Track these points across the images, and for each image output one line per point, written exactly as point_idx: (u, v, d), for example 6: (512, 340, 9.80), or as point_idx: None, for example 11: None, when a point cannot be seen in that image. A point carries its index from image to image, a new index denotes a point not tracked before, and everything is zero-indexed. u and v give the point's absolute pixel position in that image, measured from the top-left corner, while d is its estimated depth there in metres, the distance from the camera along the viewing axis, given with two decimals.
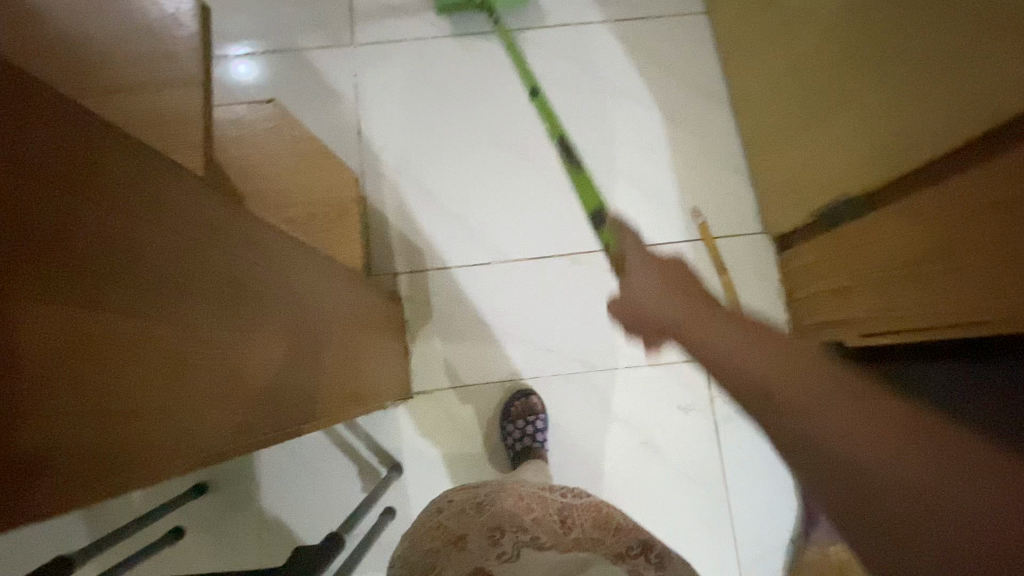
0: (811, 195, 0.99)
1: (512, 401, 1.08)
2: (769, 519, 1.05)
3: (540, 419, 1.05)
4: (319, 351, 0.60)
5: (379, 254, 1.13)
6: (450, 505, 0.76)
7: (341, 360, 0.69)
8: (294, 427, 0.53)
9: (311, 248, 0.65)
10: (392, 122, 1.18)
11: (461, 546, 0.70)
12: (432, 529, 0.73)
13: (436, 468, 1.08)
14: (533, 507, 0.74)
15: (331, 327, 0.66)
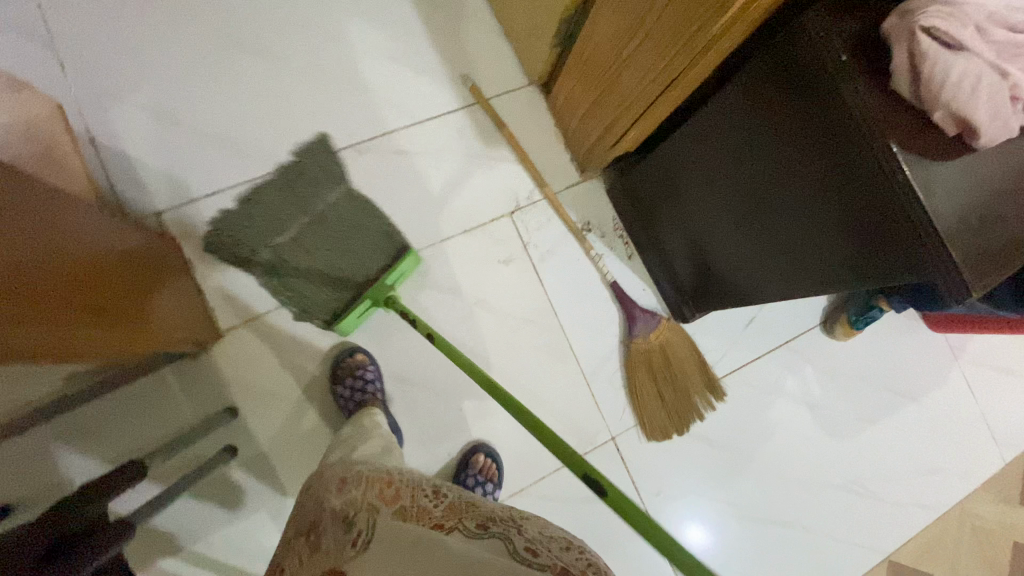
0: (545, 28, 1.06)
1: (338, 361, 1.04)
2: (599, 331, 1.17)
3: (370, 370, 1.02)
4: (60, 283, 0.61)
5: (136, 195, 1.00)
6: (317, 498, 0.69)
7: (98, 293, 0.69)
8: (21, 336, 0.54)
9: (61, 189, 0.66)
10: (104, 51, 1.03)
11: (316, 545, 0.60)
12: (288, 531, 0.66)
13: (272, 398, 1.01)
14: (401, 491, 0.64)
15: (95, 273, 0.69)
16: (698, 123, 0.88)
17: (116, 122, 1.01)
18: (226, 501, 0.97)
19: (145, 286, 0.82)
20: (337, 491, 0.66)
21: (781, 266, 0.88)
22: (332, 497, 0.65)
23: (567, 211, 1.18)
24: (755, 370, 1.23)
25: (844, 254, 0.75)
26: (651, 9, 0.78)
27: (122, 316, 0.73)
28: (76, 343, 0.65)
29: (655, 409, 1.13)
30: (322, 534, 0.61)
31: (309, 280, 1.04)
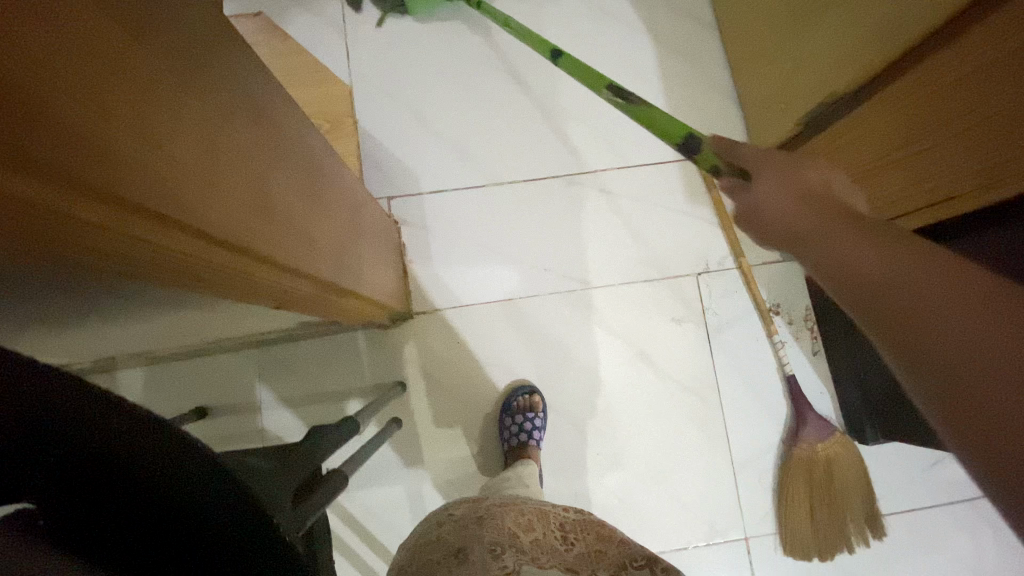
0: (795, 106, 1.02)
1: (511, 397, 1.07)
2: (759, 421, 1.10)
3: (540, 418, 1.05)
4: (323, 237, 0.66)
5: (376, 176, 1.13)
6: (454, 527, 0.79)
7: (340, 251, 0.74)
8: (296, 284, 0.59)
9: (321, 149, 0.72)
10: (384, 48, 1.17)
11: (464, 559, 0.72)
12: (433, 552, 0.75)
13: (435, 388, 1.09)
14: (535, 525, 0.81)
15: (338, 233, 0.74)
16: None
17: (376, 110, 1.15)
18: (375, 467, 1.06)
19: (361, 254, 0.89)
20: (478, 523, 0.79)
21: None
22: (479, 529, 0.78)
23: (758, 289, 1.13)
24: (925, 518, 1.09)
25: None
26: (960, 123, 0.71)
27: (349, 281, 0.77)
28: (318, 297, 0.69)
29: (803, 525, 1.04)
30: (472, 552, 0.73)
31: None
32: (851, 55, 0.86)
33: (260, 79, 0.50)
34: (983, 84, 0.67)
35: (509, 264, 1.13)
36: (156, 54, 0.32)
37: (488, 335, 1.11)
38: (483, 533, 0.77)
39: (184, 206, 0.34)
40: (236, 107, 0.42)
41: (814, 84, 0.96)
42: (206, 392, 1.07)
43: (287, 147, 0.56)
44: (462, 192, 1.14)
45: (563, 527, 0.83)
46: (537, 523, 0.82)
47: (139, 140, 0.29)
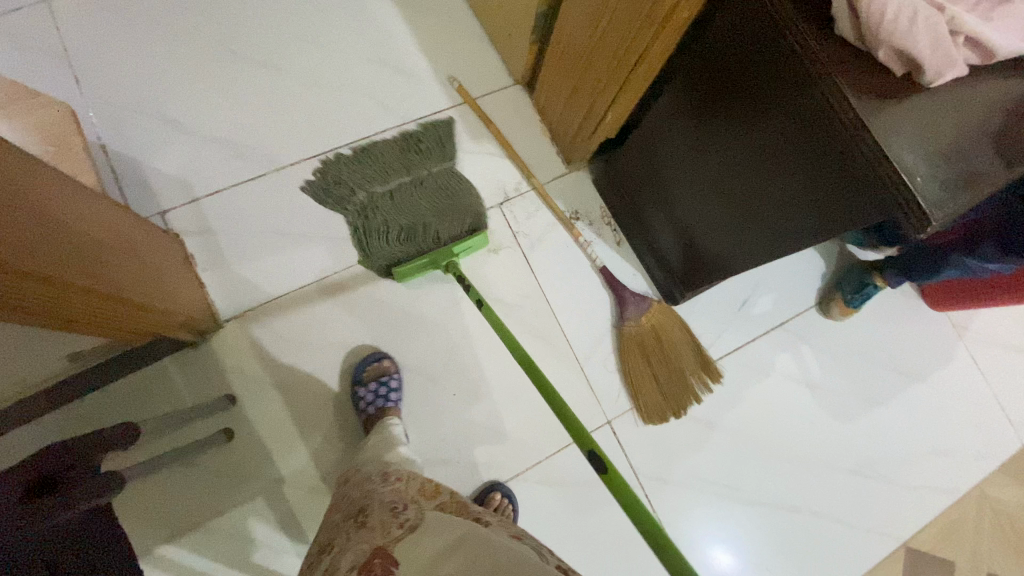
0: (524, 27, 1.11)
1: (362, 365, 1.07)
2: (589, 317, 1.18)
3: (394, 379, 1.05)
4: (71, 243, 0.64)
5: (143, 195, 1.06)
6: (361, 483, 0.78)
7: (105, 261, 0.72)
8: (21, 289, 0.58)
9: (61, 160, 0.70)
10: (119, 66, 1.10)
11: (364, 523, 0.67)
12: (339, 512, 0.74)
13: (269, 387, 1.04)
14: (443, 491, 0.74)
15: (102, 243, 0.72)
16: (669, 97, 0.92)
17: (126, 129, 1.08)
18: (222, 488, 0.98)
19: (146, 265, 0.85)
20: (383, 478, 0.76)
21: (763, 233, 0.88)
22: (382, 487, 0.74)
23: (554, 200, 1.22)
24: (753, 353, 1.22)
25: (817, 209, 0.75)
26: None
27: (117, 288, 0.74)
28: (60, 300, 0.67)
29: (652, 394, 1.12)
30: (372, 513, 0.68)
31: (386, 243, 1.13)
32: None
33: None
34: None
35: (315, 244, 1.11)
36: None
37: (313, 319, 1.08)
38: (386, 490, 0.73)
39: None
40: None
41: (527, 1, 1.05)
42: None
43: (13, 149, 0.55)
44: (244, 187, 1.10)
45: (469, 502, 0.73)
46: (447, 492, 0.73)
47: None
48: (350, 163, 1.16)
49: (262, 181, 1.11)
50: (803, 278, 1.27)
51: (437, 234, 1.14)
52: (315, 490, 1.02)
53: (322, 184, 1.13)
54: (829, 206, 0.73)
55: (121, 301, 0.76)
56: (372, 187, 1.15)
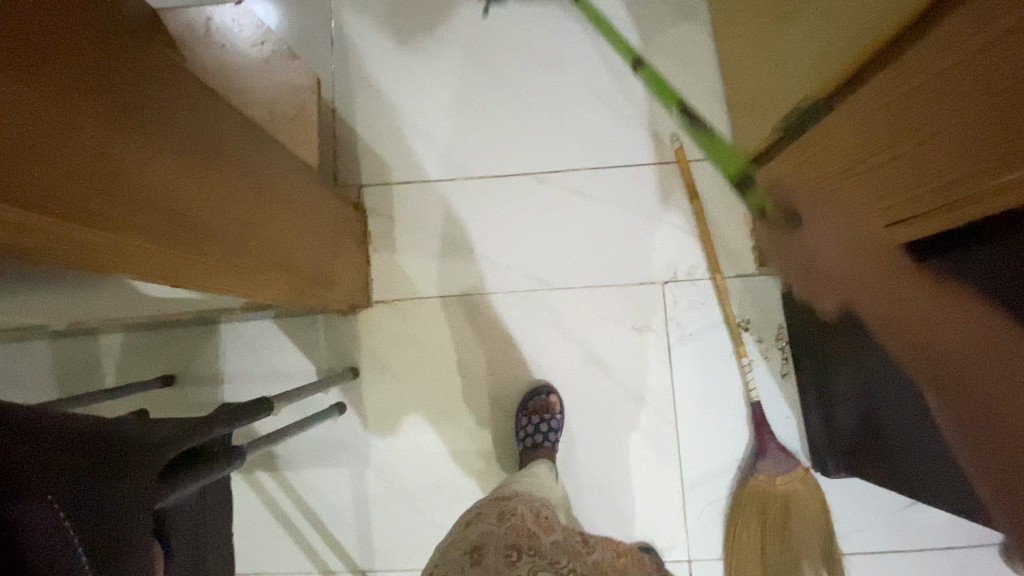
0: (773, 113, 0.96)
1: (530, 395, 1.08)
2: (716, 440, 1.05)
3: (557, 419, 1.05)
4: (268, 237, 0.75)
5: (349, 164, 1.15)
6: (476, 521, 0.82)
7: (292, 243, 0.83)
8: (238, 284, 0.70)
9: (274, 148, 0.79)
10: (367, 37, 1.17)
11: (478, 561, 0.72)
12: (454, 549, 0.76)
13: (388, 376, 1.10)
14: (554, 527, 0.85)
15: (290, 227, 0.83)
16: None
17: (356, 100, 1.16)
18: (320, 448, 1.08)
19: (320, 245, 0.94)
20: (500, 520, 0.80)
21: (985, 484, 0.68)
22: (498, 527, 0.78)
23: (728, 303, 1.08)
24: (895, 561, 1.01)
25: None
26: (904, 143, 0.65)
27: (302, 269, 0.87)
28: (260, 280, 0.75)
29: (749, 566, 1.00)
30: (486, 554, 0.73)
31: None
32: (819, 61, 0.80)
33: (195, 92, 0.58)
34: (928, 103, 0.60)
35: (474, 258, 1.12)
36: (97, 136, 0.43)
37: (445, 327, 1.11)
38: (503, 531, 0.77)
39: (119, 238, 0.46)
40: (167, 137, 0.52)
41: (790, 91, 0.89)
42: (176, 358, 1.12)
43: (230, 156, 0.64)
44: (432, 185, 1.14)
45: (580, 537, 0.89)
46: (556, 527, 0.86)
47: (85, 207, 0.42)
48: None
49: (451, 184, 1.14)
50: None
51: None
52: (395, 484, 1.08)
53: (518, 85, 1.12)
54: None
55: (299, 279, 0.86)
56: None
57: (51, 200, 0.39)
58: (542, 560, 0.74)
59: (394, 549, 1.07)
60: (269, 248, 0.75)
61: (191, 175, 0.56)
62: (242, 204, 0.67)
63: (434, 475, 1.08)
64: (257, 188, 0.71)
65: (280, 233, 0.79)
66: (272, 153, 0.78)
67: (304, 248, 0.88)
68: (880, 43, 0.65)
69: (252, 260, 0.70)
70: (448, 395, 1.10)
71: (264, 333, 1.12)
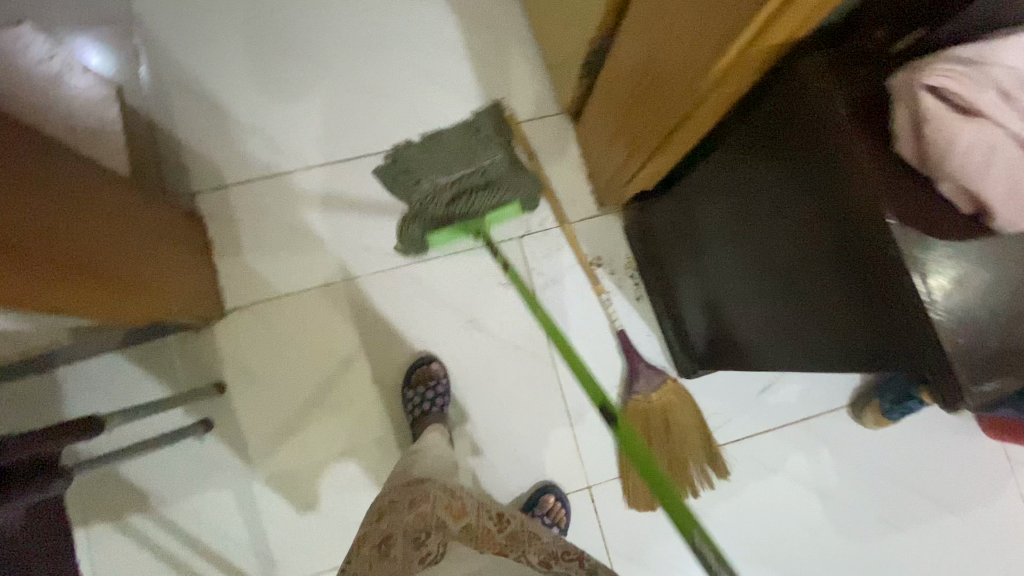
0: (575, 61, 1.05)
1: (412, 369, 1.09)
2: (592, 371, 1.12)
3: (442, 383, 1.06)
4: (85, 250, 0.72)
5: (178, 175, 1.09)
6: (388, 508, 0.82)
7: (121, 256, 0.80)
8: (55, 300, 0.67)
9: (77, 162, 0.76)
10: (176, 42, 1.13)
11: (388, 553, 0.74)
12: (366, 542, 0.78)
13: (260, 382, 1.06)
14: (468, 511, 0.83)
15: (115, 240, 0.80)
16: (709, 166, 0.84)
17: (173, 108, 1.11)
18: (197, 474, 1.01)
19: (157, 256, 0.91)
20: (410, 506, 0.80)
21: (791, 329, 0.79)
22: (407, 514, 0.78)
23: (580, 244, 1.15)
24: (763, 441, 1.12)
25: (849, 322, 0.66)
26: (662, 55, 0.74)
27: (141, 282, 0.84)
28: (71, 293, 0.69)
29: (643, 480, 1.06)
30: (395, 545, 0.74)
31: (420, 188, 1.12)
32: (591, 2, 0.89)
33: None
34: (665, 16, 0.70)
35: (329, 247, 1.11)
36: None
37: (312, 320, 1.09)
38: (410, 518, 0.77)
39: None
40: None
41: (580, 37, 0.98)
42: (7, 414, 1.00)
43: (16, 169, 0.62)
44: (271, 182, 1.11)
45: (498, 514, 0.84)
46: (471, 509, 0.84)
47: None
48: (418, 151, 1.15)
49: (292, 177, 1.12)
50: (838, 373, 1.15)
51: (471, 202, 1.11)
52: (287, 490, 1.03)
53: (388, 171, 1.14)
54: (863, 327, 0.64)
55: (139, 291, 0.83)
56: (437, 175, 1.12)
57: None
58: (454, 542, 0.75)
59: (297, 558, 1.02)
60: (88, 261, 0.73)
61: None
62: (32, 220, 0.63)
63: (327, 471, 1.05)
64: (58, 201, 0.69)
65: (101, 245, 0.76)
66: (73, 167, 0.75)
67: (136, 258, 0.85)
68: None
69: (67, 274, 0.68)
70: (327, 387, 1.07)
71: (111, 367, 1.03)
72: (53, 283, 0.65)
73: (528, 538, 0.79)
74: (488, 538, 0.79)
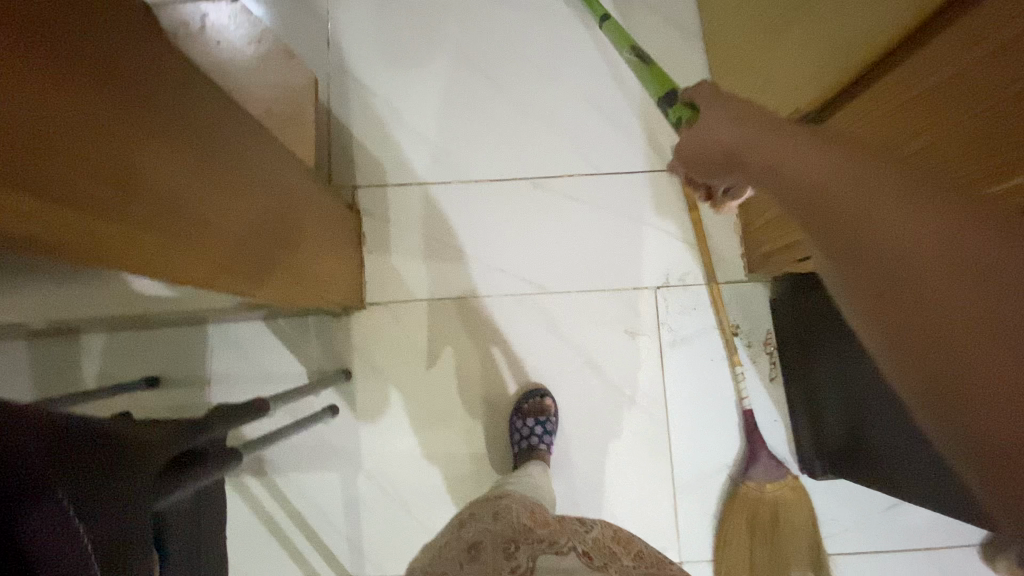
0: None
1: (526, 399, 1.07)
2: (706, 444, 1.07)
3: (551, 419, 1.05)
4: (268, 240, 0.74)
5: (343, 166, 1.14)
6: (471, 520, 0.82)
7: (291, 242, 0.83)
8: (239, 287, 0.69)
9: (275, 151, 0.79)
10: (364, 38, 1.17)
11: (476, 557, 0.71)
12: (450, 547, 0.76)
13: (381, 379, 1.09)
14: (550, 519, 0.81)
15: (291, 227, 0.83)
16: None
17: (351, 101, 1.15)
18: (311, 452, 1.06)
19: (319, 244, 0.94)
20: (495, 518, 0.80)
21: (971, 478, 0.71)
22: (493, 525, 0.78)
23: (721, 309, 1.10)
24: (878, 562, 1.04)
25: None
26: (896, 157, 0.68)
27: (300, 270, 0.87)
28: (247, 278, 0.69)
29: (740, 572, 1.01)
30: (483, 551, 0.72)
31: None
32: (809, 77, 0.82)
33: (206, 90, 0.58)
34: (914, 119, 0.63)
35: (469, 261, 1.13)
36: (108, 117, 0.42)
37: (440, 329, 1.11)
38: (498, 527, 0.77)
39: (122, 229, 0.44)
40: (176, 126, 0.51)
41: (779, 105, 0.93)
42: (161, 357, 1.09)
43: (235, 154, 0.64)
44: (426, 188, 1.14)
45: (580, 520, 0.82)
46: (552, 519, 0.82)
47: (91, 195, 0.40)
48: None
49: (446, 187, 1.14)
50: None
51: None
52: (387, 488, 1.07)
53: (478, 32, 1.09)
54: None
55: (295, 281, 0.86)
56: None
57: (58, 183, 0.37)
58: (541, 544, 0.73)
59: (383, 554, 1.06)
60: (270, 250, 0.75)
61: (193, 168, 0.54)
62: (237, 209, 0.64)
63: (426, 478, 1.07)
64: (257, 187, 0.71)
65: (282, 234, 0.79)
66: (266, 149, 0.75)
67: (305, 247, 0.89)
68: (873, 58, 0.68)
69: (253, 262, 0.70)
70: (440, 397, 1.10)
71: (254, 335, 1.10)
72: (242, 272, 0.68)
73: (614, 551, 0.75)
74: (575, 536, 0.76)
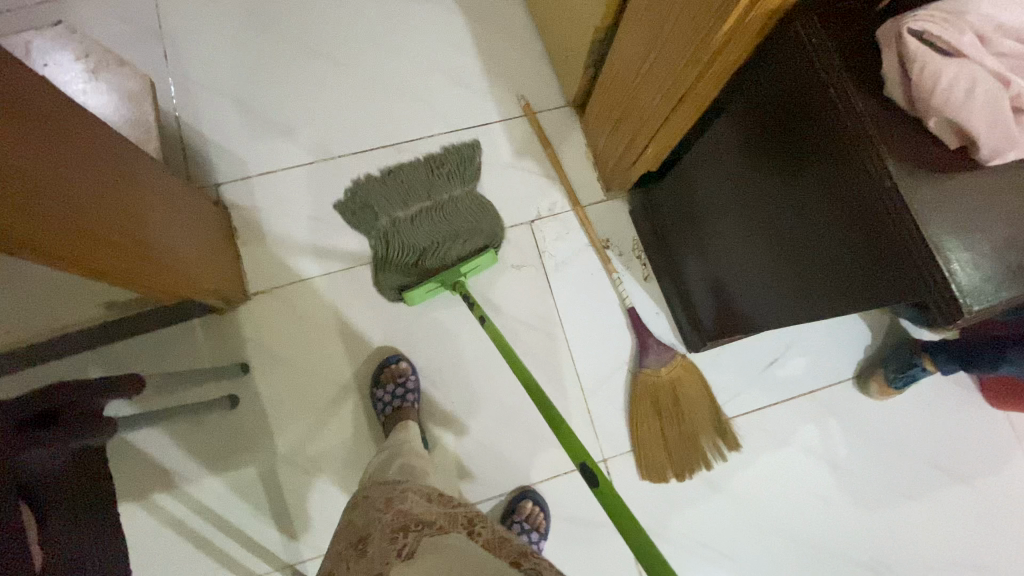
0: (580, 55, 1.12)
1: (383, 366, 1.10)
2: (604, 349, 1.15)
3: (411, 379, 1.08)
4: (122, 218, 0.73)
5: (202, 167, 1.14)
6: (366, 508, 0.81)
7: (152, 226, 0.82)
8: (89, 261, 0.67)
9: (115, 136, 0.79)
10: (198, 45, 1.19)
11: (365, 552, 0.72)
12: (345, 539, 0.78)
13: (282, 364, 1.09)
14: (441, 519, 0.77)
15: (149, 212, 0.82)
16: (711, 140, 0.89)
17: (198, 104, 1.16)
18: (220, 453, 1.03)
19: (185, 233, 0.94)
20: (386, 506, 0.78)
21: (794, 288, 0.83)
22: (383, 513, 0.76)
23: (590, 227, 1.20)
24: (773, 413, 1.16)
25: (847, 267, 0.71)
26: (664, 35, 0.80)
27: (168, 256, 0.85)
28: (116, 255, 0.72)
29: (656, 452, 1.09)
30: (371, 544, 0.72)
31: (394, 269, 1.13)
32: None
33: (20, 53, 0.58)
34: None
35: (348, 233, 1.16)
36: None
37: (333, 304, 1.12)
38: (385, 517, 0.76)
39: None
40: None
41: (584, 32, 1.05)
42: (32, 397, 1.02)
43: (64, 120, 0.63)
44: (292, 173, 1.16)
45: (470, 521, 0.78)
46: (444, 514, 0.78)
47: None
48: (378, 184, 1.17)
49: (311, 169, 1.17)
50: (840, 348, 1.20)
51: (444, 254, 1.13)
52: (309, 469, 1.05)
53: (348, 204, 1.16)
54: (860, 270, 0.69)
55: (163, 268, 0.84)
56: (395, 213, 1.16)
57: None
58: (429, 530, 0.73)
59: (318, 535, 1.03)
60: (126, 229, 0.74)
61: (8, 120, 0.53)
62: (74, 177, 0.63)
63: (348, 449, 1.07)
64: (99, 162, 0.70)
65: (138, 215, 0.79)
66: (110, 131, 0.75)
67: (170, 232, 0.88)
68: None
69: (104, 236, 0.69)
70: (347, 368, 1.10)
71: (137, 349, 1.06)
72: (90, 245, 0.66)
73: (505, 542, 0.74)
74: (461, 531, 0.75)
